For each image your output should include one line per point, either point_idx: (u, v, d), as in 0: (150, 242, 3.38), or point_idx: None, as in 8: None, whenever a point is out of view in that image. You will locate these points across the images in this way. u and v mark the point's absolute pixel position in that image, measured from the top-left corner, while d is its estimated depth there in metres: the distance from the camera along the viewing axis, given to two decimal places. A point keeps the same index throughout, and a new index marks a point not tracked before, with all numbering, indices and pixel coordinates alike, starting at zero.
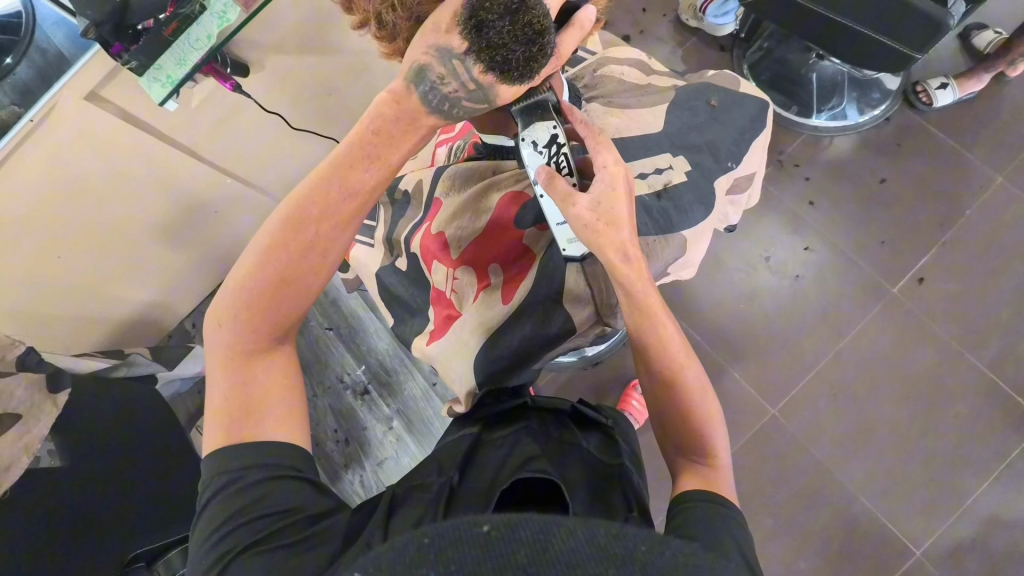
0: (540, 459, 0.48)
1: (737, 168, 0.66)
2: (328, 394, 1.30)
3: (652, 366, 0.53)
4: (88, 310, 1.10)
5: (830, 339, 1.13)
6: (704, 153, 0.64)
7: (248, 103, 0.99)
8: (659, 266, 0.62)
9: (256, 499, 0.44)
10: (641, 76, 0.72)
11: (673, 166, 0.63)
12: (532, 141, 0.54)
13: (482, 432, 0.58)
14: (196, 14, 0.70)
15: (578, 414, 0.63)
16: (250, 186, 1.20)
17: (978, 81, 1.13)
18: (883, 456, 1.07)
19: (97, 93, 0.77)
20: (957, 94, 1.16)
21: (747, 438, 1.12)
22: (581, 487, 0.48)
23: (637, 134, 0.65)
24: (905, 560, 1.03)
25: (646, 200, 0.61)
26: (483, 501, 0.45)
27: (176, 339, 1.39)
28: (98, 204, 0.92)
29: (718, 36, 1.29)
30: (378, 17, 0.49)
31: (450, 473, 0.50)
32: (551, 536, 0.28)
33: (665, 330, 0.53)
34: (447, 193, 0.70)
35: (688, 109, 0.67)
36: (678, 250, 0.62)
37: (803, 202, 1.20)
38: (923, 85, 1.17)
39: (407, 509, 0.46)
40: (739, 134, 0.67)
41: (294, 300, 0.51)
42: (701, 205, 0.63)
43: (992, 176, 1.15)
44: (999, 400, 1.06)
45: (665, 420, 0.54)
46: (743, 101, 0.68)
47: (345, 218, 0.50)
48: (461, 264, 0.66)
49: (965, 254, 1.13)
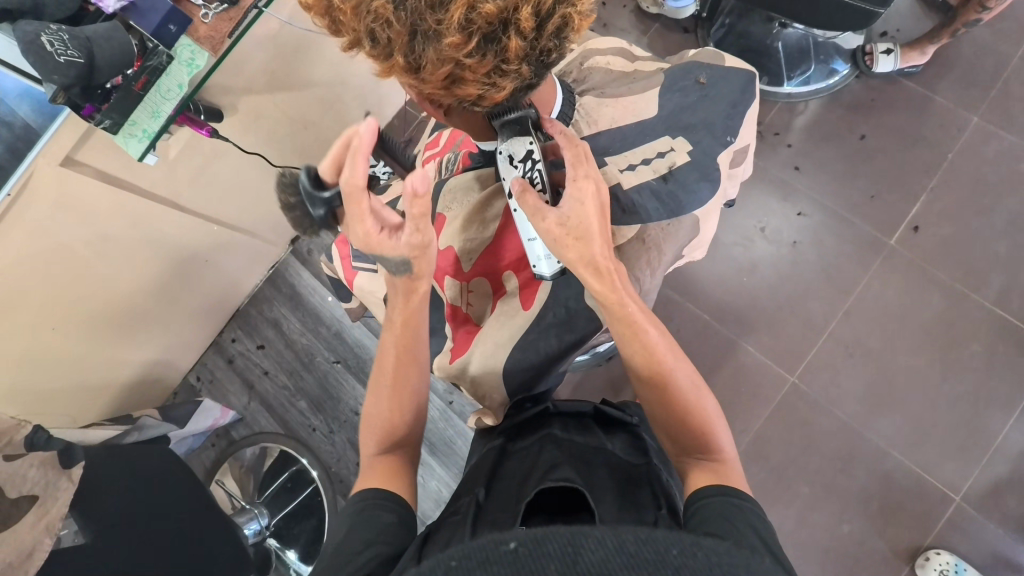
0: (564, 467, 0.48)
1: (735, 142, 0.67)
2: (345, 427, 1.28)
3: (641, 368, 0.57)
4: (91, 380, 1.06)
5: (837, 299, 1.13)
6: (701, 132, 0.65)
7: (226, 147, 0.98)
8: (675, 248, 0.64)
9: (358, 522, 0.50)
10: (627, 63, 0.71)
11: (674, 148, 0.64)
12: (509, 154, 0.57)
13: (506, 444, 0.58)
14: (165, 65, 0.69)
15: (601, 415, 0.63)
16: (237, 231, 1.19)
17: (920, 53, 1.15)
18: (908, 407, 1.07)
19: (73, 158, 0.76)
20: (898, 63, 1.17)
21: (772, 410, 1.11)
22: (612, 492, 0.47)
23: (633, 121, 0.66)
24: (947, 507, 1.03)
25: (655, 185, 0.62)
26: (510, 517, 0.44)
27: (182, 396, 1.35)
28: (88, 270, 0.90)
29: (679, 19, 1.30)
30: (371, 35, 0.44)
31: (477, 490, 0.50)
32: (580, 548, 0.31)
33: (647, 334, 0.57)
34: (449, 208, 0.70)
35: (678, 91, 0.67)
36: (691, 228, 0.64)
37: (788, 168, 1.21)
38: (872, 47, 1.18)
39: (443, 531, 0.45)
40: (732, 108, 0.67)
41: (398, 408, 0.61)
42: (706, 181, 0.64)
43: (967, 117, 1.16)
44: (1011, 334, 1.07)
45: (667, 422, 0.56)
46: (730, 75, 0.68)
47: (399, 342, 0.61)
48: (473, 277, 0.67)
49: (954, 196, 1.14)
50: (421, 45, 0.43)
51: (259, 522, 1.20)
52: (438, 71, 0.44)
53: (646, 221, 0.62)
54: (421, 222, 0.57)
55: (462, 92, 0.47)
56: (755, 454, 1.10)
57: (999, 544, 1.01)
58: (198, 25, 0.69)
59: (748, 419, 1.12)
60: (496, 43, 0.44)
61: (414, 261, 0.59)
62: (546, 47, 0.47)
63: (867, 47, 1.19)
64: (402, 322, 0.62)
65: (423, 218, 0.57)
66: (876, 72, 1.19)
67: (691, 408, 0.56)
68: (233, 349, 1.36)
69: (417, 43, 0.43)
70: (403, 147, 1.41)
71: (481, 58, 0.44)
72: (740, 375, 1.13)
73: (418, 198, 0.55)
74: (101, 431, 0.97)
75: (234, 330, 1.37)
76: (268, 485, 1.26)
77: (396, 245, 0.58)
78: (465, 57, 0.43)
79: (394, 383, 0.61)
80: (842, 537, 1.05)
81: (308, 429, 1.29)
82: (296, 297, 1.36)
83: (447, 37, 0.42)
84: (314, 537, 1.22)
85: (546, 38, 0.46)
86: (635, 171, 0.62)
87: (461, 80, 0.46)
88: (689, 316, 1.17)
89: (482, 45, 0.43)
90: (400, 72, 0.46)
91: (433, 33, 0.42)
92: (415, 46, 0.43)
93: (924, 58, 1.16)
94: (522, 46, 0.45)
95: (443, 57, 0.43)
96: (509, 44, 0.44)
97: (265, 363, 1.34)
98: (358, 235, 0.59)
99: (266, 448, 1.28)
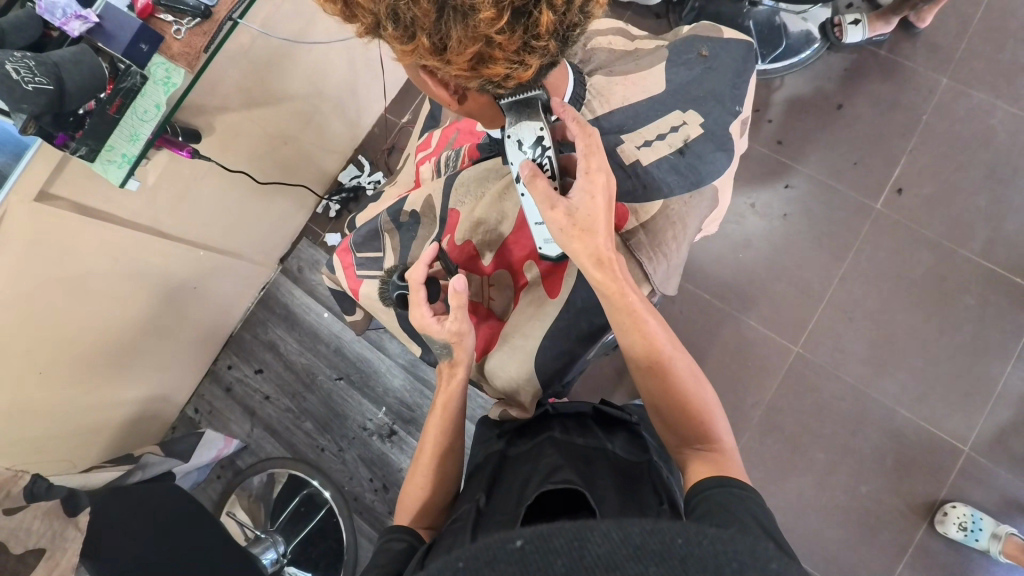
0: (564, 470, 0.48)
1: (743, 110, 0.69)
2: (353, 443, 1.25)
3: (641, 359, 0.56)
4: (89, 422, 1.02)
5: (831, 266, 1.15)
6: (709, 103, 0.66)
7: (207, 168, 0.95)
8: (697, 222, 0.65)
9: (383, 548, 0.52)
10: (628, 42, 0.71)
11: (686, 122, 0.65)
12: (518, 139, 0.56)
13: (506, 449, 0.60)
14: (139, 86, 0.65)
15: (601, 414, 0.66)
16: (225, 255, 1.16)
17: (886, 24, 1.17)
18: (911, 364, 1.10)
19: (47, 192, 0.72)
20: (866, 33, 1.19)
21: (779, 380, 1.13)
22: (613, 492, 0.47)
23: (642, 99, 0.65)
24: (957, 458, 1.06)
25: (671, 159, 0.64)
26: (510, 520, 0.44)
27: (181, 431, 1.31)
28: (74, 309, 0.87)
29: (650, 6, 1.30)
30: (393, 13, 0.42)
31: (477, 497, 0.51)
32: (587, 542, 0.30)
33: (649, 323, 0.56)
34: (462, 202, 0.68)
35: (683, 64, 0.67)
36: (712, 200, 0.65)
37: (772, 142, 1.23)
38: (839, 19, 1.20)
39: (445, 539, 0.45)
40: (736, 76, 0.68)
41: (437, 483, 0.60)
42: (720, 152, 0.65)
43: (936, 79, 1.20)
44: (1000, 283, 1.10)
45: (667, 413, 0.56)
46: (729, 45, 0.69)
47: (437, 422, 0.61)
48: (494, 271, 0.68)
49: (932, 154, 1.17)
50: (449, 23, 0.42)
51: (276, 550, 1.15)
52: (466, 49, 0.43)
53: (667, 196, 0.63)
54: (459, 313, 0.59)
55: (490, 71, 0.46)
56: (769, 426, 1.11)
57: (1013, 489, 1.03)
58: (170, 43, 0.65)
59: (757, 391, 1.13)
60: (527, 17, 0.43)
61: (454, 347, 0.62)
62: (573, 22, 0.46)
63: (836, 18, 1.21)
64: (441, 404, 0.62)
65: (460, 310, 0.60)
66: (845, 44, 1.21)
67: (690, 398, 0.56)
68: (230, 376, 1.32)
69: (444, 20, 0.42)
70: (386, 154, 1.38)
71: (511, 33, 0.43)
72: (745, 350, 1.15)
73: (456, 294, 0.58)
74: (104, 473, 0.93)
75: (229, 357, 1.33)
76: (280, 511, 1.21)
77: (440, 330, 0.61)
78: (496, 33, 0.42)
79: (431, 459, 0.61)
80: (860, 498, 1.07)
81: (317, 450, 1.27)
82: (291, 317, 1.32)
83: (480, 13, 0.40)
84: (335, 558, 1.18)
85: (574, 11, 0.45)
86: (651, 147, 0.64)
87: (489, 59, 0.45)
88: (690, 297, 1.18)
89: (513, 19, 0.42)
90: (425, 54, 0.45)
91: (464, 8, 0.40)
92: (442, 24, 0.42)
93: (890, 27, 1.19)
94: (553, 20, 0.44)
95: (472, 35, 0.42)
96: (541, 18, 0.43)
97: (265, 387, 1.31)
98: (412, 311, 0.62)
99: (274, 474, 1.23)
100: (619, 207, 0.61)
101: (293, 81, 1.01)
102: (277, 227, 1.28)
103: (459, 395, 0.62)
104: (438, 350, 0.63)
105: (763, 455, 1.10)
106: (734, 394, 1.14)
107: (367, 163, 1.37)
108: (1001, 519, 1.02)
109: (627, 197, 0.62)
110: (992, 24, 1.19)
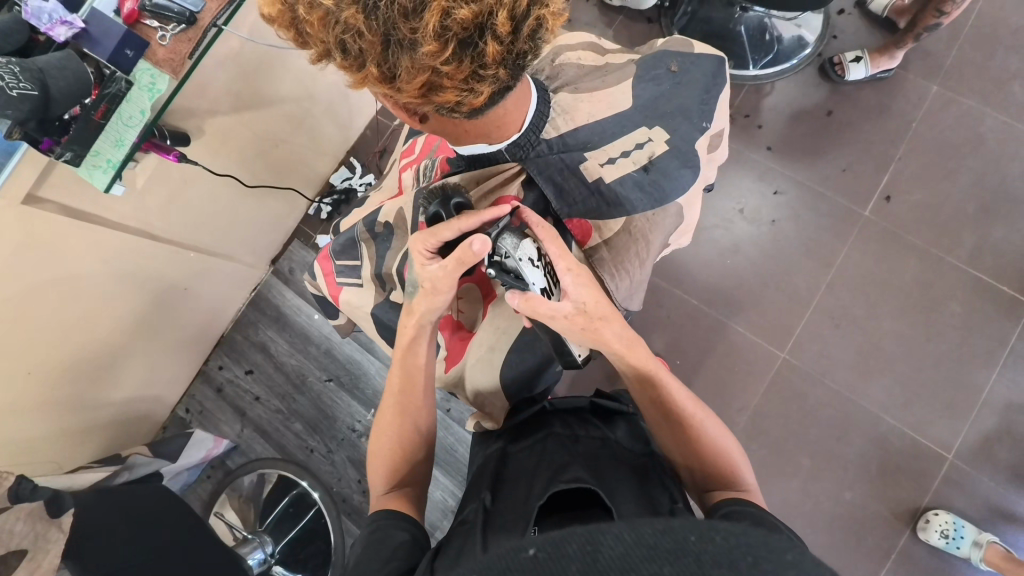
0: (574, 469, 0.49)
1: (711, 126, 0.70)
2: (343, 446, 1.26)
3: (661, 415, 0.58)
4: (76, 422, 1.02)
5: (820, 272, 1.15)
6: (678, 118, 0.67)
7: (196, 171, 0.96)
8: (662, 236, 0.68)
9: (378, 533, 0.52)
10: (598, 57, 0.71)
11: (652, 139, 0.66)
12: (528, 257, 0.55)
13: (506, 447, 0.61)
14: (124, 91, 0.65)
15: (598, 408, 0.65)
16: (215, 256, 1.16)
17: (890, 58, 1.16)
18: (897, 370, 1.10)
19: (34, 195, 0.73)
20: (870, 69, 1.18)
21: (766, 386, 1.13)
22: (624, 487, 0.48)
23: (609, 114, 0.65)
24: (942, 466, 1.06)
25: (635, 176, 0.64)
26: (523, 521, 0.46)
27: (172, 430, 1.32)
28: (64, 310, 0.87)
29: (643, 10, 1.30)
30: (340, 45, 0.43)
31: (483, 495, 0.51)
32: (600, 545, 0.30)
33: (664, 381, 0.58)
34: None
35: (652, 80, 0.67)
36: (677, 216, 0.68)
37: (761, 148, 1.23)
38: (840, 57, 1.19)
39: (455, 541, 0.45)
40: (705, 93, 0.69)
41: (411, 445, 0.62)
42: (687, 168, 0.67)
43: (927, 86, 1.20)
44: (987, 291, 1.10)
45: (688, 459, 0.57)
46: (701, 60, 0.70)
47: (394, 415, 0.62)
48: (464, 283, 0.70)
49: (921, 161, 1.17)
50: (395, 54, 0.43)
51: (264, 550, 1.17)
52: (414, 78, 0.44)
53: (632, 211, 0.65)
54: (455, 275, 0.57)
55: (441, 99, 0.46)
56: (754, 431, 1.12)
57: (997, 496, 1.04)
58: (156, 49, 0.65)
59: (744, 396, 1.13)
60: (473, 48, 0.43)
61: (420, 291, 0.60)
62: (523, 49, 0.47)
63: (836, 57, 1.20)
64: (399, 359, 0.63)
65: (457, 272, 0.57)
66: (849, 81, 1.20)
67: (713, 448, 0.57)
68: (221, 376, 1.33)
69: (390, 52, 0.43)
70: (377, 156, 1.38)
71: (459, 64, 0.44)
72: (732, 355, 1.15)
73: (468, 249, 0.54)
74: (91, 473, 0.94)
75: (220, 357, 1.34)
76: (269, 512, 1.22)
77: (423, 271, 0.58)
78: (442, 64, 0.43)
79: (398, 421, 0.62)
80: (845, 505, 1.07)
81: (306, 451, 1.28)
82: (282, 318, 1.33)
83: (424, 46, 0.42)
84: (324, 559, 1.19)
85: (522, 41, 0.46)
86: (615, 165, 0.64)
87: (439, 87, 0.45)
88: (678, 302, 1.19)
89: (459, 51, 0.43)
90: (376, 82, 0.45)
91: (408, 41, 0.42)
92: (389, 55, 0.43)
93: (894, 61, 1.17)
94: (500, 50, 0.45)
95: (419, 65, 0.43)
96: (486, 48, 0.44)
97: (255, 388, 1.32)
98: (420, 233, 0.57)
99: (264, 474, 1.24)
100: (583, 225, 0.65)
101: (282, 85, 1.02)
102: (267, 229, 1.28)
103: (418, 346, 0.63)
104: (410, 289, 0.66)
105: (749, 460, 1.11)
106: (720, 399, 1.14)
107: (359, 165, 1.38)
108: (983, 527, 1.02)
109: (591, 214, 0.65)
110: (982, 32, 1.19)
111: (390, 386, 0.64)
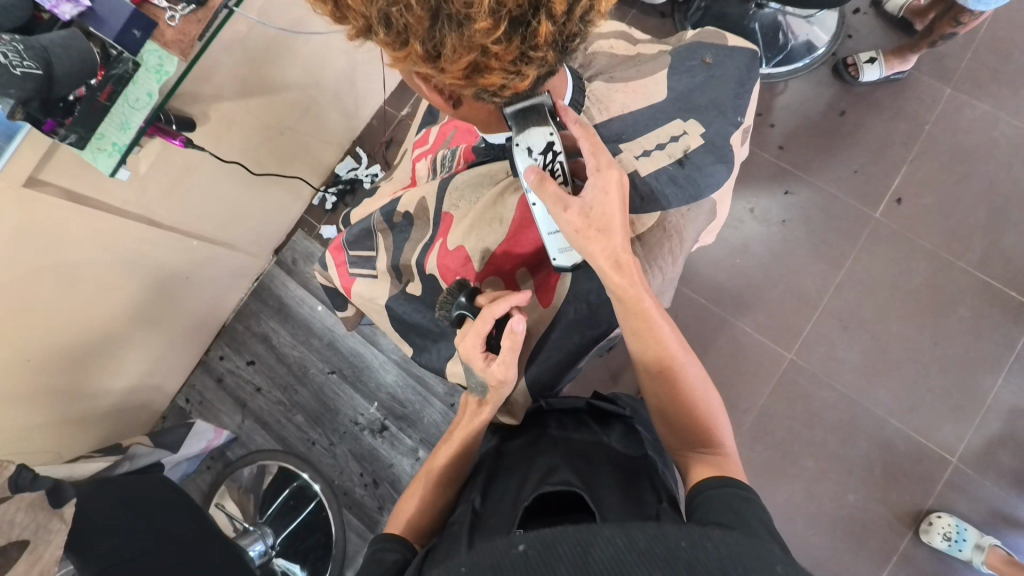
0: (562, 471, 0.48)
1: (744, 121, 0.68)
2: (345, 439, 1.25)
3: (652, 361, 0.58)
4: (75, 411, 1.01)
5: (829, 274, 1.15)
6: (711, 112, 0.66)
7: (200, 157, 0.94)
8: (694, 234, 0.66)
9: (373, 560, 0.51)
10: (629, 47, 0.70)
11: (687, 131, 0.64)
12: (528, 146, 0.53)
13: (501, 446, 0.62)
14: (131, 73, 0.63)
15: (595, 409, 0.65)
16: (217, 245, 1.14)
17: (903, 61, 1.15)
18: (903, 373, 1.10)
19: (36, 178, 0.71)
20: (883, 70, 1.17)
21: (772, 387, 1.13)
22: (611, 490, 0.47)
23: (643, 105, 0.65)
24: (945, 469, 1.06)
25: (671, 169, 0.63)
26: (507, 524, 0.44)
27: (172, 420, 1.31)
28: (64, 297, 0.85)
29: (655, 4, 1.28)
30: (384, 19, 0.42)
31: (473, 497, 0.52)
32: (590, 547, 0.31)
33: (660, 329, 0.57)
34: (456, 206, 0.66)
35: (686, 72, 0.67)
36: (710, 213, 0.66)
37: (773, 147, 1.22)
38: (854, 58, 1.19)
39: (443, 542, 0.46)
40: (739, 87, 0.68)
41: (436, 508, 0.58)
42: (721, 163, 0.65)
43: (940, 89, 1.19)
44: (994, 297, 1.10)
45: (669, 412, 0.58)
46: (734, 53, 0.69)
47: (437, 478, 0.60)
48: (487, 276, 0.64)
49: (932, 165, 1.17)
50: (443, 30, 0.41)
51: (265, 542, 1.15)
52: (460, 58, 0.43)
53: (667, 207, 0.63)
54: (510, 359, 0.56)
55: (484, 81, 0.46)
56: (759, 431, 1.12)
57: (1000, 501, 1.04)
58: (163, 29, 0.62)
59: (751, 396, 1.13)
60: (525, 27, 0.42)
61: (489, 389, 0.59)
62: (573, 32, 0.46)
63: (850, 58, 1.19)
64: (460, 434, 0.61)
65: (511, 354, 0.56)
66: (862, 82, 1.19)
67: (697, 404, 0.58)
68: (222, 367, 1.32)
69: (438, 27, 0.41)
70: (384, 147, 1.37)
71: (508, 43, 0.43)
72: (738, 354, 1.15)
73: (514, 334, 0.54)
74: (88, 464, 0.92)
75: (222, 347, 1.32)
76: (269, 504, 1.21)
77: (485, 371, 0.57)
78: (492, 43, 0.42)
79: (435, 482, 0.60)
80: (848, 507, 1.08)
81: (308, 443, 1.26)
82: (284, 309, 1.31)
83: (475, 22, 0.40)
84: (323, 553, 1.19)
85: (574, 23, 0.45)
86: (651, 157, 0.63)
87: (485, 68, 0.44)
88: (686, 301, 1.18)
89: (510, 29, 0.42)
90: (418, 61, 0.44)
91: (460, 17, 0.40)
92: (435, 31, 0.41)
93: (907, 65, 1.16)
94: (552, 30, 0.43)
95: (467, 43, 0.42)
96: (539, 28, 0.42)
97: (255, 378, 1.30)
98: (466, 339, 0.57)
99: (264, 465, 1.24)
100: None
101: (290, 71, 0.99)
102: (271, 219, 1.26)
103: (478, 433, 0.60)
104: (473, 385, 0.60)
105: (753, 461, 1.11)
106: (726, 399, 1.14)
107: (365, 156, 1.37)
108: (984, 531, 1.03)
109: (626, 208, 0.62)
110: (997, 36, 1.19)
111: (442, 456, 0.61)
